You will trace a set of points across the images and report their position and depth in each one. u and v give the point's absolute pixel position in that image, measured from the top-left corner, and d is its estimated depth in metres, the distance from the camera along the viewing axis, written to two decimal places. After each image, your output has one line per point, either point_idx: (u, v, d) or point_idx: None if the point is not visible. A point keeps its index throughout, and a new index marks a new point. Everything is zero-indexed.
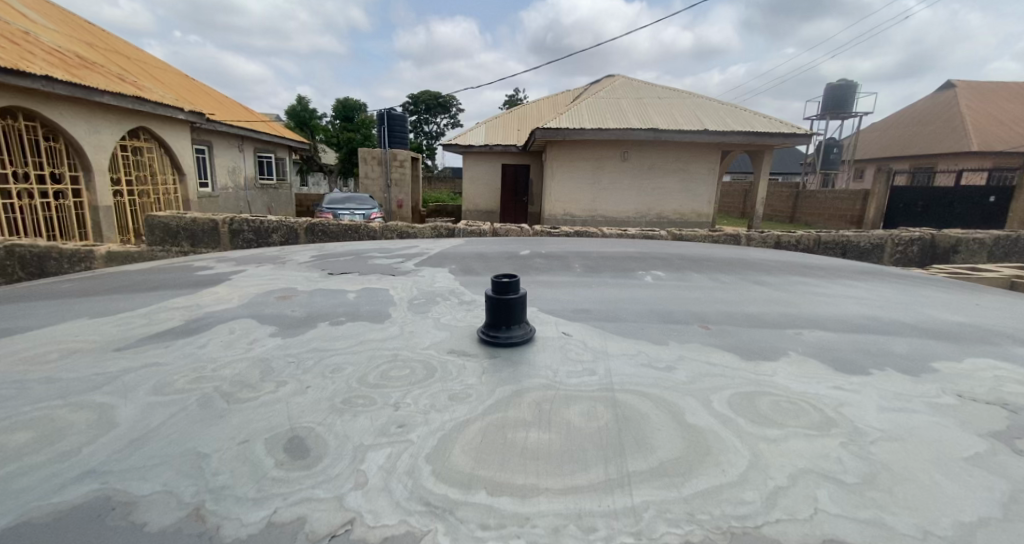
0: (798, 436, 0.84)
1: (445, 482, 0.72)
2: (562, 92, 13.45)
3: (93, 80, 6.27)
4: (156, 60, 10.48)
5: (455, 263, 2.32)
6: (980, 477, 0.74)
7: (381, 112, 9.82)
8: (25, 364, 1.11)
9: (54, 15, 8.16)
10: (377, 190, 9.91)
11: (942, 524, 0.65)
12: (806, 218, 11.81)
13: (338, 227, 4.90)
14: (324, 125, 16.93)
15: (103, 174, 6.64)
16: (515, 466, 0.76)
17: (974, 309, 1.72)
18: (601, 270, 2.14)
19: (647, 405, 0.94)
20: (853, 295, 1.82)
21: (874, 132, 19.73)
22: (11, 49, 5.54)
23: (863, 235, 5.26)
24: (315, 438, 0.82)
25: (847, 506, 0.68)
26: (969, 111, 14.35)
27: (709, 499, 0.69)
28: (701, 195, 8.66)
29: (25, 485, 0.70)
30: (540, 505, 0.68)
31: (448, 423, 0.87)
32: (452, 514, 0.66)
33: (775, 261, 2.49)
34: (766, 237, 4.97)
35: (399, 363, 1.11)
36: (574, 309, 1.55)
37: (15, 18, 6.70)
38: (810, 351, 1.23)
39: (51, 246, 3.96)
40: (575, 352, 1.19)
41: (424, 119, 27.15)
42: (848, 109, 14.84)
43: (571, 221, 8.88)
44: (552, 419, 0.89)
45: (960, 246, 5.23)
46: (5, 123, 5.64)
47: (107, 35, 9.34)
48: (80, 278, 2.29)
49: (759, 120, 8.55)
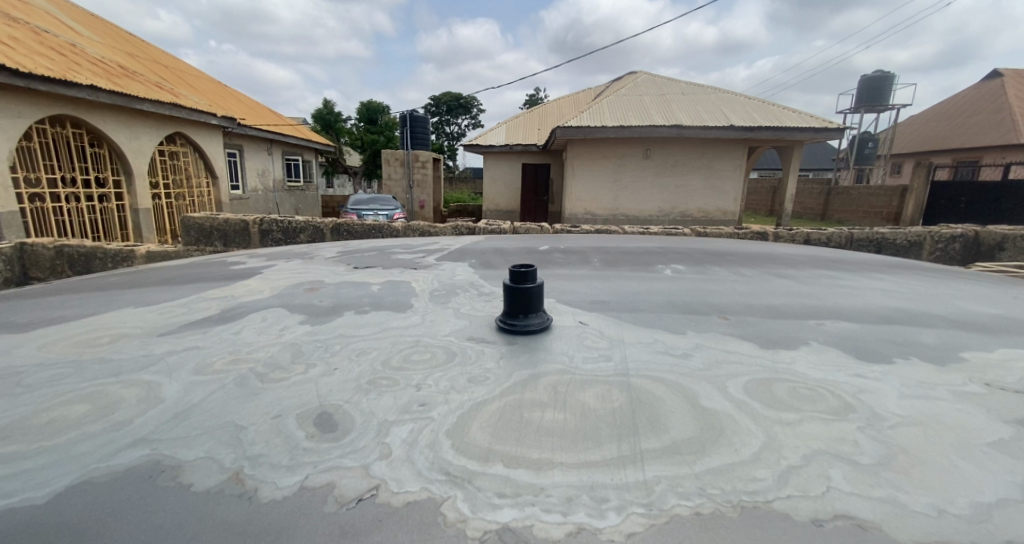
0: (814, 420, 0.84)
1: (463, 455, 0.76)
2: (584, 90, 13.35)
3: (134, 88, 6.61)
4: (192, 68, 10.95)
5: (474, 258, 2.37)
6: (1002, 462, 0.73)
7: (404, 114, 10.01)
8: (79, 346, 1.20)
9: (99, 28, 8.63)
10: (400, 190, 10.06)
11: (958, 503, 0.65)
12: (839, 216, 11.38)
13: (363, 226, 5.03)
14: (348, 128, 17.31)
15: (142, 179, 6.97)
16: (531, 442, 0.79)
17: (1011, 302, 1.66)
18: (619, 264, 2.15)
19: (662, 389, 0.95)
20: (880, 288, 1.78)
21: (913, 126, 18.97)
22: (58, 60, 5.88)
23: (899, 232, 5.07)
24: (342, 414, 0.87)
25: (860, 486, 0.68)
26: (1018, 101, 13.60)
27: (721, 476, 0.71)
28: (726, 193, 8.49)
29: (86, 449, 0.77)
30: (554, 477, 0.71)
31: (467, 402, 0.91)
32: (471, 484, 0.69)
33: (802, 256, 2.44)
34: (795, 234, 4.83)
35: (420, 348, 1.16)
36: (592, 300, 1.57)
37: (63, 31, 7.11)
38: (832, 340, 1.22)
39: (96, 246, 4.21)
40: (591, 340, 1.22)
41: (447, 120, 27.51)
42: (883, 102, 14.30)
43: (592, 220, 8.85)
44: (567, 401, 0.91)
45: (1006, 244, 4.98)
46: (54, 130, 5.98)
47: (147, 46, 9.80)
48: (121, 273, 2.44)
49: (789, 115, 8.32)
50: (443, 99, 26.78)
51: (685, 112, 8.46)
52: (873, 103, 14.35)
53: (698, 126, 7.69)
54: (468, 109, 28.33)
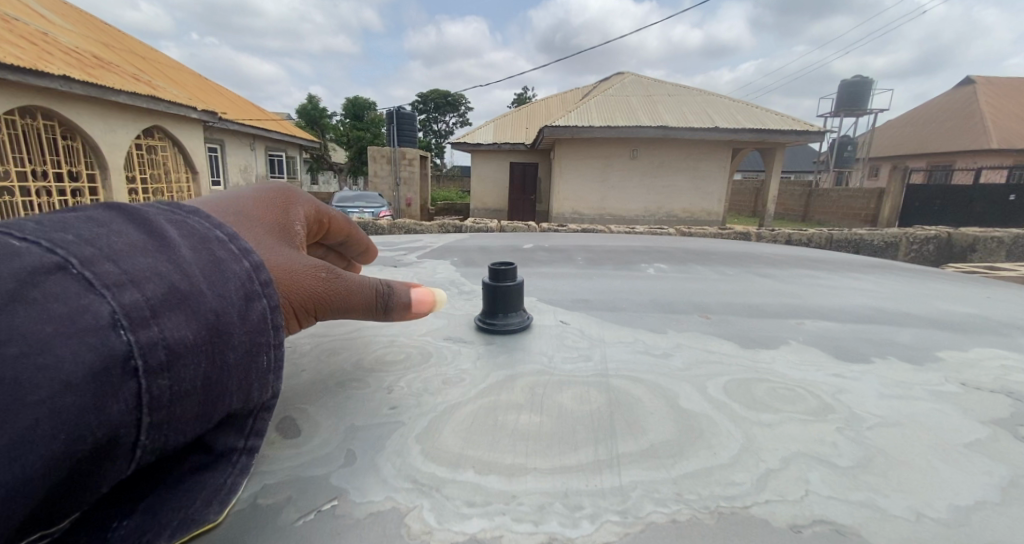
0: (794, 421, 0.83)
1: (433, 462, 0.72)
2: (571, 91, 13.39)
3: (109, 79, 6.40)
4: (170, 60, 10.68)
5: (457, 255, 2.33)
6: (980, 463, 0.73)
7: (390, 111, 9.90)
8: None
9: (72, 16, 8.35)
10: (386, 188, 9.91)
11: (936, 507, 0.63)
12: (818, 217, 11.68)
13: None
14: (333, 124, 17.10)
15: (118, 174, 6.76)
16: (504, 447, 0.76)
17: (984, 301, 1.68)
18: (603, 262, 2.14)
19: (641, 390, 0.93)
20: (860, 288, 1.79)
21: (889, 130, 19.58)
22: (29, 49, 5.66)
23: (876, 233, 5.17)
24: (306, 419, 0.82)
25: (838, 489, 0.67)
26: (989, 108, 14.12)
27: (698, 479, 0.69)
28: (710, 194, 8.57)
29: None
30: (527, 484, 0.68)
31: (439, 406, 0.87)
32: (439, 492, 0.66)
33: (783, 255, 2.46)
34: (777, 234, 4.93)
35: (395, 348, 1.13)
36: (574, 299, 1.54)
37: (32, 18, 6.85)
38: (811, 339, 1.22)
39: None
40: (571, 339, 1.19)
41: (434, 118, 27.39)
42: (862, 106, 14.70)
43: (580, 219, 8.90)
44: (544, 403, 0.89)
45: (977, 246, 5.15)
46: (24, 122, 5.74)
47: (122, 36, 9.52)
48: None
49: (772, 118, 8.44)
50: (431, 97, 26.64)
51: (671, 113, 8.53)
52: (853, 108, 14.73)
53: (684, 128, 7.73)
54: (456, 106, 28.27)
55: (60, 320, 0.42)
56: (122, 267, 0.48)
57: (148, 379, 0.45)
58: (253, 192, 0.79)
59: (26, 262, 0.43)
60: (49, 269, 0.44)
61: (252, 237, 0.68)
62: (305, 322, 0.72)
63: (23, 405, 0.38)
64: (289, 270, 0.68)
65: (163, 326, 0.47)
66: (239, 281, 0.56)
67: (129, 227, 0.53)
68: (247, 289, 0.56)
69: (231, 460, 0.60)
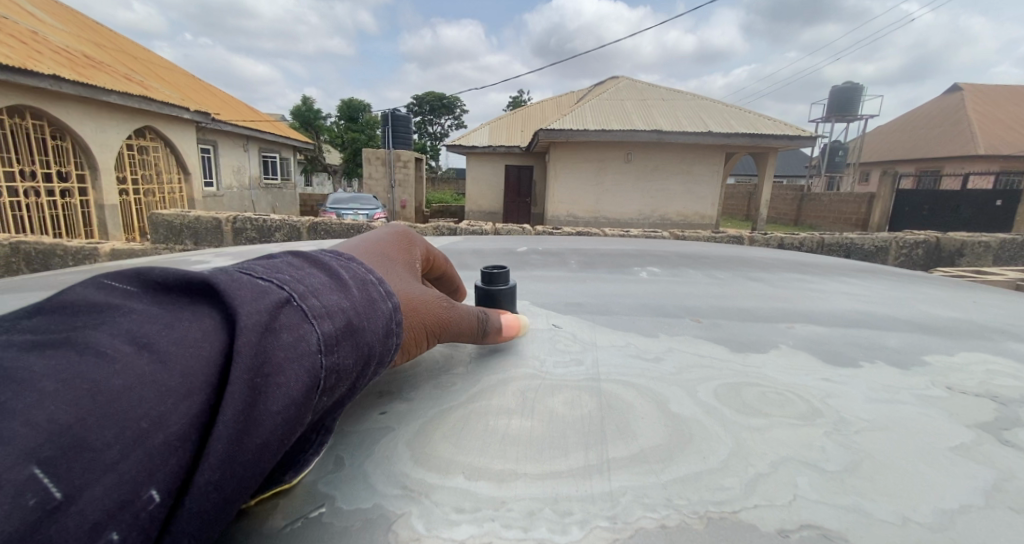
0: (783, 425, 0.83)
1: (422, 467, 0.72)
2: (566, 95, 13.45)
3: (100, 79, 6.34)
4: (163, 61, 10.60)
5: (450, 258, 2.33)
6: (965, 467, 0.73)
7: (385, 113, 9.88)
8: None
9: (63, 15, 8.26)
10: (380, 190, 9.88)
11: (922, 511, 0.64)
12: (810, 221, 11.79)
13: (341, 225, 4.91)
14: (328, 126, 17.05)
15: (108, 174, 6.69)
16: (494, 452, 0.75)
17: (971, 306, 1.70)
18: (596, 266, 2.14)
19: (632, 394, 0.93)
20: (849, 292, 1.81)
21: (879, 135, 19.85)
22: (18, 48, 5.59)
23: (866, 238, 5.21)
24: None
25: (825, 493, 0.67)
26: (976, 115, 14.35)
27: (689, 485, 0.69)
28: (704, 197, 8.63)
29: None
30: (516, 490, 0.68)
31: (431, 411, 0.86)
32: (428, 498, 0.65)
33: (774, 259, 2.47)
34: (769, 238, 4.97)
35: None
36: (566, 303, 1.55)
37: (22, 17, 6.76)
38: (801, 343, 1.23)
39: (57, 243, 4.02)
40: (564, 343, 1.19)
41: (429, 120, 27.40)
42: (852, 112, 14.91)
43: (574, 222, 8.93)
44: (535, 408, 0.88)
45: (965, 251, 5.23)
46: (12, 121, 5.68)
47: (114, 36, 9.45)
48: (79, 269, 2.29)
49: (764, 123, 8.52)
50: (426, 99, 26.65)
51: (665, 117, 8.59)
52: (843, 114, 14.93)
53: (677, 132, 7.78)
54: (452, 109, 28.29)
55: (291, 348, 0.53)
56: (323, 305, 0.58)
57: (325, 396, 0.57)
58: (383, 232, 0.92)
59: (268, 298, 0.53)
60: (280, 303, 0.54)
61: (398, 275, 0.82)
62: (429, 344, 0.86)
63: (266, 415, 0.50)
64: (423, 303, 0.82)
65: (339, 357, 0.57)
66: (386, 318, 0.66)
67: (313, 266, 0.63)
68: (389, 326, 0.66)
69: (304, 446, 0.64)
